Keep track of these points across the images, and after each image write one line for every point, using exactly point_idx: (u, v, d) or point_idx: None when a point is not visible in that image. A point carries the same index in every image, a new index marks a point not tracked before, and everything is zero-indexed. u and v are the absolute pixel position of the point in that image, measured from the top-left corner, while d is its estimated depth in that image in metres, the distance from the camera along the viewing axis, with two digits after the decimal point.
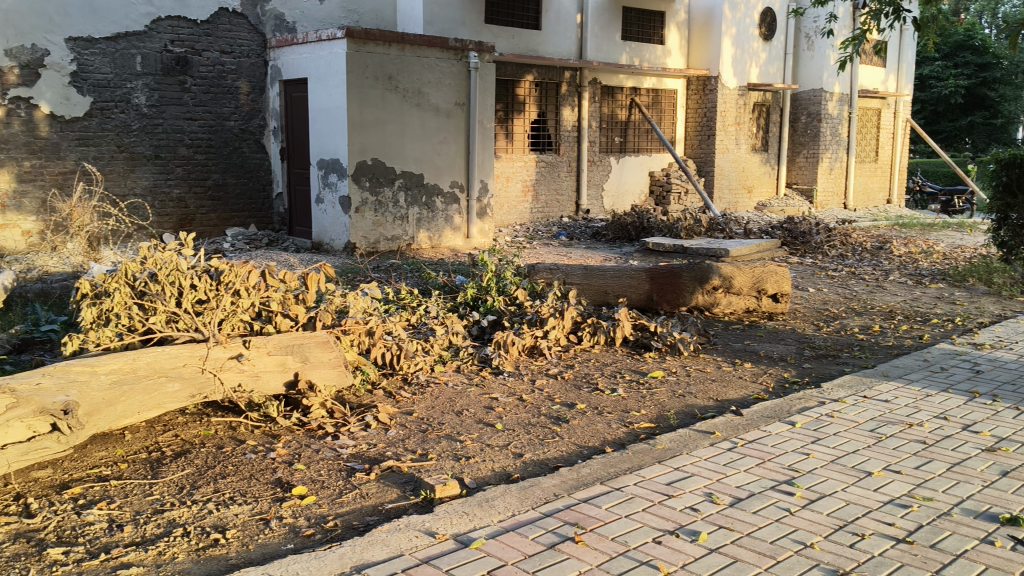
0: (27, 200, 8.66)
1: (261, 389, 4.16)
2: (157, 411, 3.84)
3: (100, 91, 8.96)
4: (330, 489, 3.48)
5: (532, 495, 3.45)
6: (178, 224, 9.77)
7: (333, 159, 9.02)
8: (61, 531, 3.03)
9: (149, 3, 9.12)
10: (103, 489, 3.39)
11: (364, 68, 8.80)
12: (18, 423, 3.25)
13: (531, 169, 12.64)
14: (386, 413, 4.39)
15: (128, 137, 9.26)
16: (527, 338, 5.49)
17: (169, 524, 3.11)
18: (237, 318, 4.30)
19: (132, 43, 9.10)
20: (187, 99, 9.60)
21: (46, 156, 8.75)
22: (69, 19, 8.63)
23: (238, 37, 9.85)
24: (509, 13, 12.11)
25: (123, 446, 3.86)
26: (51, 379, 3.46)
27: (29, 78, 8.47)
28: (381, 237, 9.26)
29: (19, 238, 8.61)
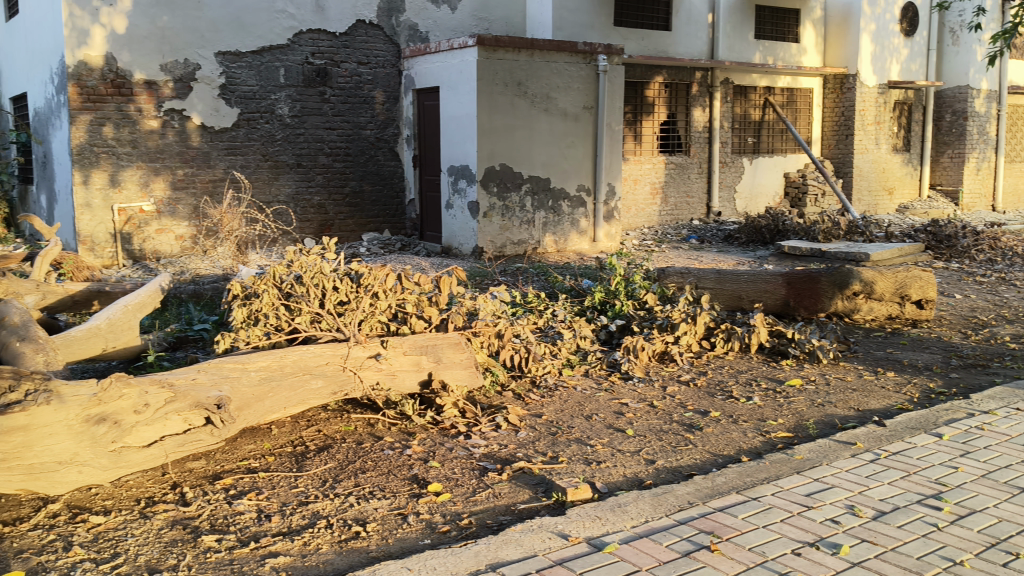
0: (180, 207, 9.20)
1: (397, 388, 4.27)
2: (301, 407, 4.01)
3: (247, 102, 9.40)
4: (464, 488, 3.53)
5: (666, 502, 3.40)
6: (317, 230, 10.15)
7: (462, 165, 9.18)
8: (214, 519, 3.19)
9: (291, 17, 9.53)
10: (252, 480, 3.55)
11: (494, 74, 8.93)
12: (176, 416, 3.46)
13: (660, 172, 12.50)
14: (517, 414, 4.41)
15: (272, 147, 9.68)
16: (658, 343, 5.41)
17: (313, 516, 3.22)
18: (375, 318, 4.43)
19: (276, 56, 9.52)
20: (327, 109, 9.96)
21: (198, 165, 9.25)
22: (219, 35, 9.11)
23: (374, 48, 10.16)
24: (639, 15, 12.06)
25: (270, 440, 4.03)
26: (205, 375, 3.68)
27: (182, 91, 8.98)
28: (508, 241, 9.35)
29: (173, 242, 9.20)
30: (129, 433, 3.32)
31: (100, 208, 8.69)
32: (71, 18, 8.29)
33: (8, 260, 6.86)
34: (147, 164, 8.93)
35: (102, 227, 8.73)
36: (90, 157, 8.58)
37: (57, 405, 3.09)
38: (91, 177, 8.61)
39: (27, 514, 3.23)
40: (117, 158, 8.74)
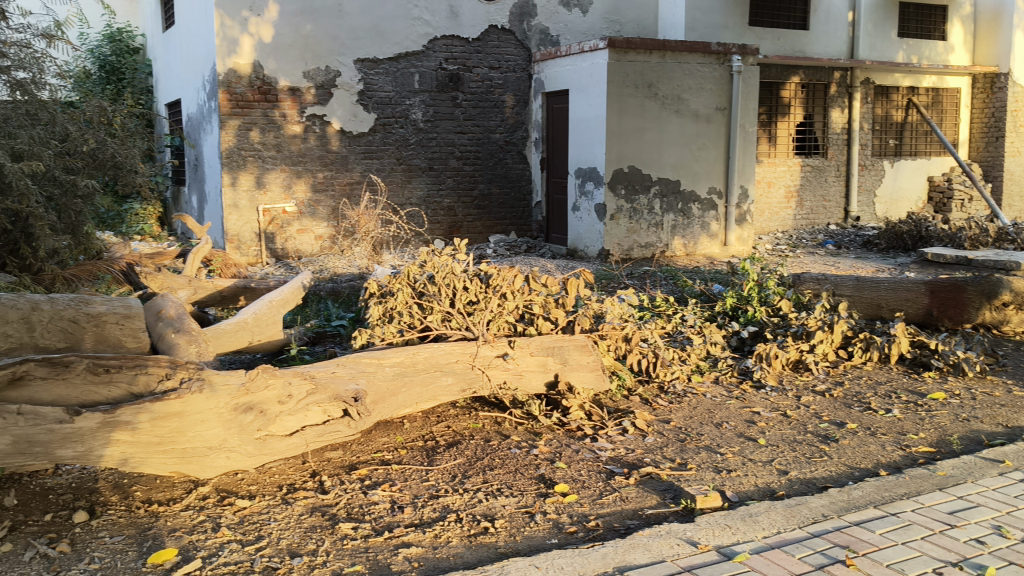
0: (320, 208, 9.58)
1: (524, 387, 4.31)
2: (432, 403, 4.12)
3: (383, 108, 9.70)
4: (591, 489, 3.54)
5: (799, 514, 3.31)
6: (447, 231, 10.36)
7: (590, 167, 9.18)
8: (351, 507, 3.31)
9: (427, 24, 9.77)
10: (386, 472, 3.66)
11: (625, 76, 8.90)
12: (316, 407, 3.63)
13: (795, 175, 12.15)
14: (644, 419, 4.37)
15: (406, 150, 9.94)
16: (792, 352, 5.27)
17: (443, 509, 3.30)
18: (502, 319, 4.46)
19: (411, 62, 9.77)
20: (459, 114, 10.16)
21: (337, 169, 9.60)
22: (358, 42, 9.42)
23: (506, 53, 10.30)
24: (775, 14, 11.78)
25: (402, 434, 4.15)
26: (343, 369, 3.84)
27: (323, 97, 9.34)
28: (635, 244, 9.29)
29: (313, 242, 9.59)
30: (273, 422, 3.50)
31: (247, 209, 9.13)
32: (222, 28, 8.71)
33: (164, 257, 7.34)
34: (290, 167, 9.32)
35: (248, 227, 9.17)
36: (238, 160, 9.02)
37: (209, 393, 3.30)
38: (239, 179, 9.04)
39: (179, 495, 3.44)
40: (262, 161, 9.16)
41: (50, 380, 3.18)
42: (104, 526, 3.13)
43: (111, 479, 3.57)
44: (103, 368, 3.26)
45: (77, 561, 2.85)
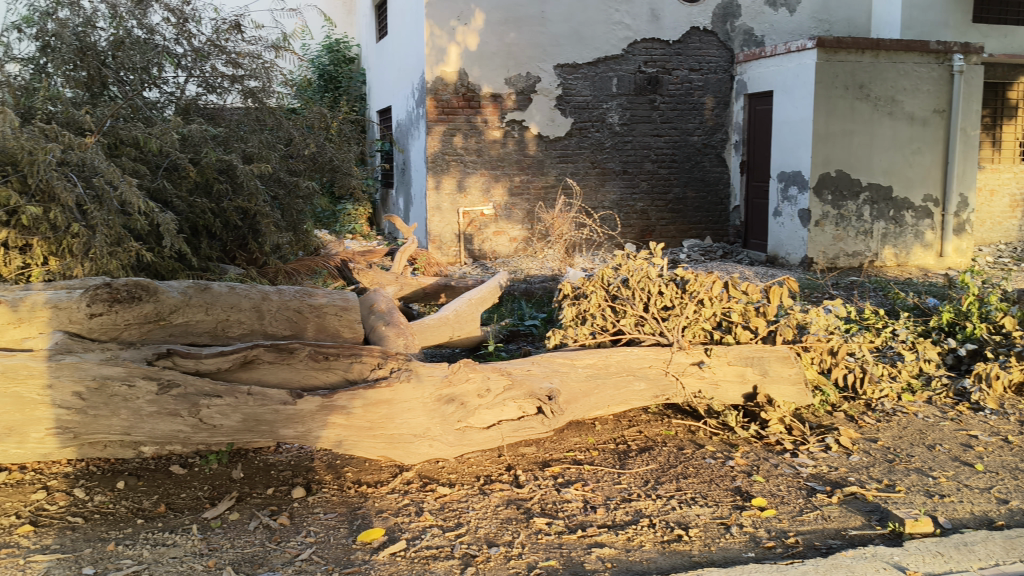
0: (516, 211, 9.80)
1: (720, 398, 4.22)
2: (624, 407, 4.14)
3: (580, 112, 9.80)
4: (791, 506, 3.42)
5: (1021, 547, 3.06)
6: (639, 235, 10.32)
7: (794, 172, 8.88)
8: (545, 503, 3.37)
9: (628, 28, 9.77)
10: (579, 471, 3.71)
11: (834, 77, 8.54)
12: (512, 402, 3.76)
13: (1021, 182, 11.25)
14: (848, 436, 4.19)
15: (601, 154, 9.99)
16: (1015, 373, 4.90)
17: (636, 513, 3.29)
18: (698, 326, 4.31)
19: (610, 67, 9.81)
20: (656, 117, 10.11)
21: (533, 172, 9.78)
22: (559, 48, 9.56)
23: (708, 54, 10.12)
24: (1003, 10, 10.90)
25: (594, 435, 4.18)
26: (539, 367, 3.95)
27: (523, 103, 9.56)
28: (841, 252, 8.89)
29: (507, 244, 9.83)
30: (473, 414, 3.68)
31: (448, 211, 9.51)
32: (431, 37, 9.10)
33: (374, 254, 7.78)
34: (489, 171, 9.60)
35: (449, 228, 9.55)
36: (442, 164, 9.40)
37: (415, 382, 3.57)
38: (442, 183, 9.43)
39: (385, 478, 3.64)
40: (464, 165, 9.49)
41: (277, 364, 3.56)
42: (319, 503, 3.36)
43: (325, 459, 3.83)
44: (323, 355, 3.59)
45: (295, 534, 3.08)
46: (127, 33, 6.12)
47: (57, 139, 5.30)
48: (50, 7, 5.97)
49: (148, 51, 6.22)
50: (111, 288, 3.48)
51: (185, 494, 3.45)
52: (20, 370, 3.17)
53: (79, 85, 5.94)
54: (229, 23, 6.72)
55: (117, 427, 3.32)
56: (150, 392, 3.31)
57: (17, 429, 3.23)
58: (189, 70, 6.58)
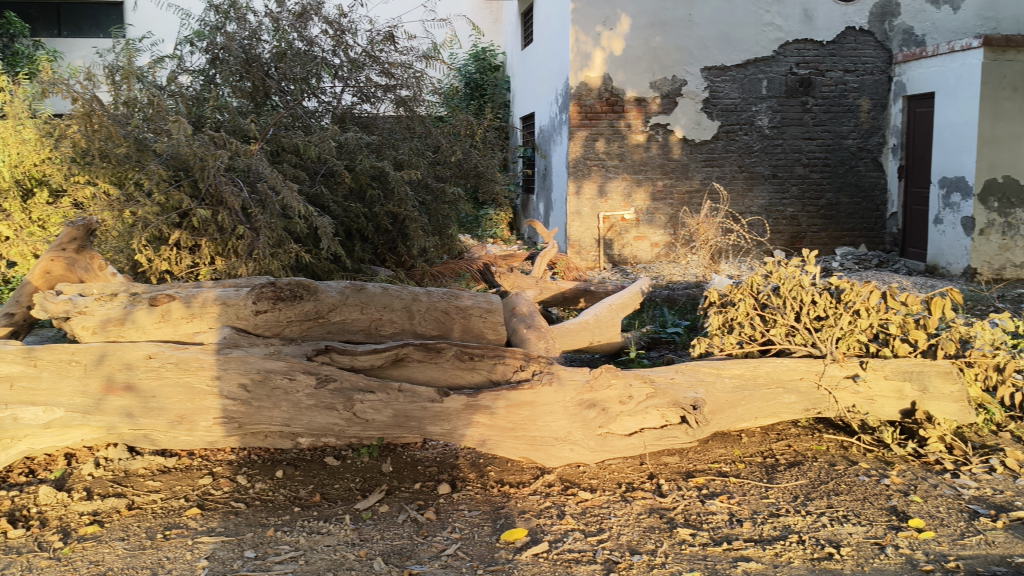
0: (658, 215, 9.73)
1: (875, 413, 4.04)
2: (772, 419, 4.07)
3: (728, 115, 9.62)
4: (951, 528, 3.25)
5: None
6: (788, 242, 10.02)
7: (957, 177, 8.44)
8: (688, 514, 3.32)
9: (779, 29, 9.53)
10: (724, 483, 3.64)
11: (1001, 77, 8.04)
12: (655, 411, 3.73)
13: None
14: (1016, 458, 3.93)
15: (750, 158, 9.77)
16: None
17: (785, 528, 3.21)
18: (854, 337, 4.13)
19: (760, 69, 9.59)
20: (808, 120, 9.81)
21: (677, 177, 9.68)
22: (706, 51, 9.43)
23: (864, 55, 9.74)
24: None
25: (740, 447, 4.09)
26: (683, 376, 3.92)
27: (667, 107, 9.47)
28: (1008, 263, 8.36)
29: (649, 249, 9.76)
30: (614, 420, 3.68)
31: (589, 216, 9.56)
32: (576, 43, 9.18)
33: (515, 258, 7.84)
34: (632, 176, 9.57)
35: (588, 233, 9.59)
36: (584, 169, 9.48)
37: (557, 386, 3.63)
38: (583, 188, 9.50)
39: (528, 479, 3.69)
40: (606, 170, 9.53)
41: (426, 363, 3.77)
42: (463, 500, 3.47)
43: (469, 458, 3.93)
44: (469, 356, 3.76)
45: (441, 529, 3.19)
46: (289, 46, 6.56)
47: (226, 146, 5.77)
48: (220, 21, 6.58)
49: (308, 62, 6.63)
50: (276, 288, 3.85)
51: (337, 485, 3.68)
52: (192, 362, 3.55)
53: (245, 95, 6.58)
54: (383, 34, 6.96)
55: (278, 418, 3.61)
56: (309, 386, 3.59)
57: (188, 417, 3.58)
58: (345, 80, 6.93)
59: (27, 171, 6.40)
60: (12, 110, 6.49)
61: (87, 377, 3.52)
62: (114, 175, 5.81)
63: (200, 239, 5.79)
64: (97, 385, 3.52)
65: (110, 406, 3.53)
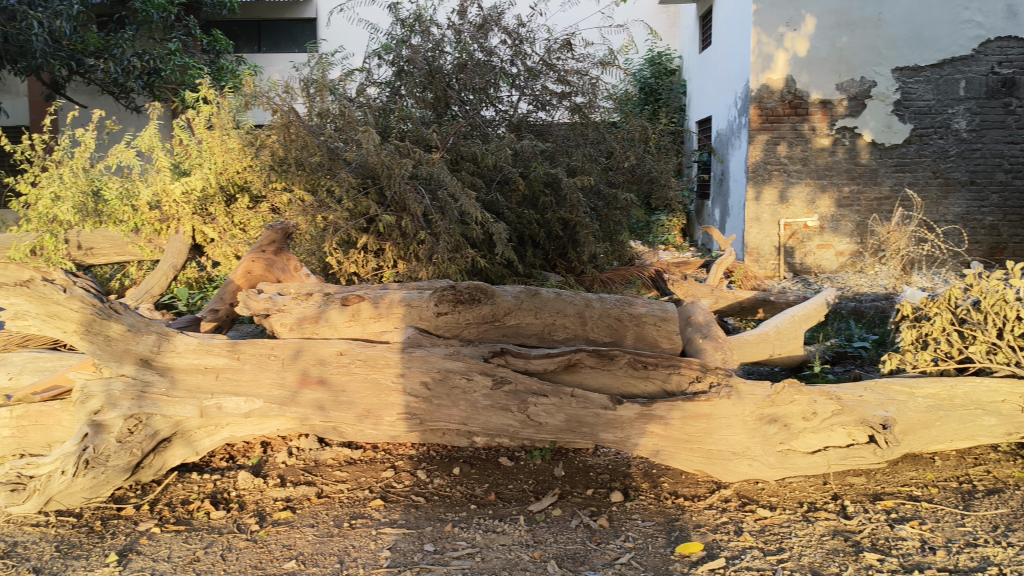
0: (843, 223, 9.33)
1: None
2: (970, 443, 3.82)
3: (921, 117, 9.09)
4: None
5: None
6: (988, 253, 9.34)
7: None
8: (876, 538, 3.17)
9: (979, 26, 8.92)
10: (915, 508, 3.44)
11: None
12: (841, 429, 3.59)
13: None
14: None
15: (945, 163, 9.19)
16: None
17: (983, 560, 2.98)
18: None
19: (957, 69, 9.01)
20: (1012, 122, 9.11)
21: (864, 182, 9.24)
22: (897, 51, 8.97)
23: None
24: None
25: (933, 471, 3.86)
26: (872, 394, 3.74)
27: (855, 109, 9.09)
28: None
29: (833, 258, 9.41)
30: (796, 437, 3.58)
31: (768, 222, 9.38)
32: (758, 45, 9.09)
33: (689, 266, 7.73)
34: (815, 181, 9.26)
35: (768, 241, 9.41)
36: (764, 174, 9.32)
37: (735, 400, 3.57)
38: (763, 193, 9.34)
39: (703, 493, 3.64)
40: (788, 175, 9.29)
41: (598, 369, 3.81)
42: (637, 509, 3.46)
43: (642, 467, 3.93)
44: (642, 364, 3.76)
45: (615, 537, 3.19)
46: (469, 57, 6.78)
47: (410, 155, 6.04)
48: (406, 35, 6.95)
49: (488, 73, 6.79)
50: (456, 291, 3.99)
51: (512, 486, 3.76)
52: (380, 359, 3.77)
53: (427, 105, 6.84)
54: (561, 42, 7.02)
55: (457, 416, 3.76)
56: (485, 387, 3.71)
57: (374, 411, 3.79)
58: (521, 89, 7.00)
59: (231, 178, 6.84)
60: (218, 121, 6.98)
61: (284, 369, 3.81)
62: (308, 182, 6.36)
63: (385, 243, 6.14)
64: (293, 378, 3.80)
65: (304, 399, 3.79)
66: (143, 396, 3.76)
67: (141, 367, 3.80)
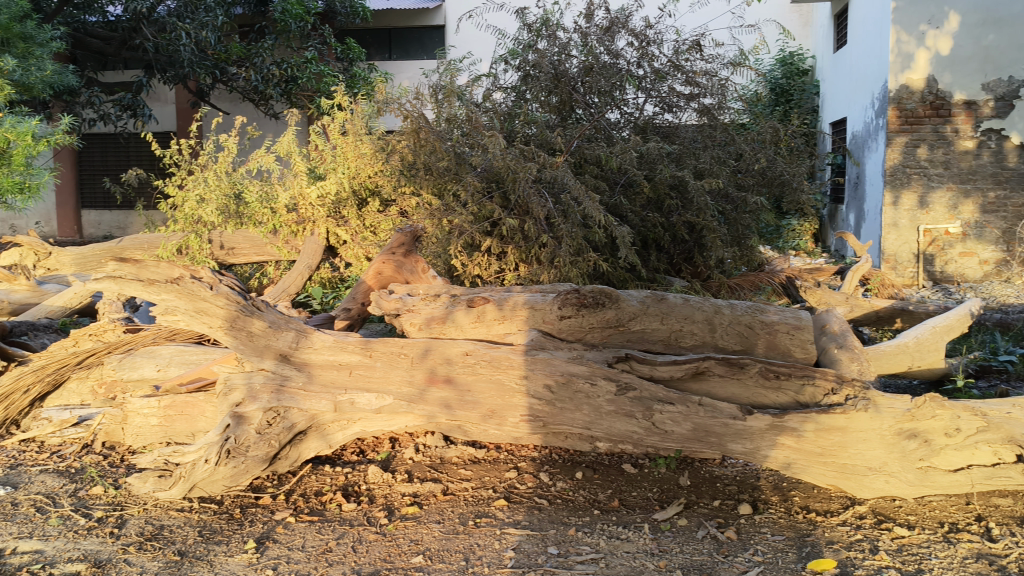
0: (988, 230, 8.83)
1: None
2: None
3: None
4: None
5: None
6: None
7: None
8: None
9: None
10: None
11: None
12: (986, 446, 3.39)
13: None
14: None
15: None
16: None
17: None
18: None
19: None
20: None
21: (1012, 187, 8.72)
22: None
23: None
24: None
25: None
26: (1021, 411, 3.49)
27: (1003, 110, 8.58)
28: None
29: (976, 267, 8.89)
30: (938, 454, 3.40)
31: (907, 228, 8.95)
32: (897, 43, 8.77)
33: (822, 272, 7.47)
34: (958, 185, 8.80)
35: (906, 247, 8.99)
36: (902, 178, 8.91)
37: (873, 413, 3.44)
38: (901, 198, 8.93)
39: (836, 509, 3.48)
40: (928, 179, 8.85)
41: (727, 379, 3.73)
42: (766, 523, 3.37)
43: (772, 479, 3.82)
44: (774, 374, 3.67)
45: (743, 550, 3.11)
46: (596, 60, 6.77)
47: (535, 159, 6.08)
48: (532, 39, 7.01)
49: (613, 75, 6.75)
50: (580, 294, 3.95)
51: (636, 493, 3.72)
52: (504, 361, 3.84)
53: (552, 109, 6.88)
54: (690, 43, 6.96)
55: (580, 421, 3.75)
56: (610, 392, 3.70)
57: (498, 412, 3.83)
58: (648, 91, 6.98)
59: (363, 182, 7.07)
60: (352, 128, 7.20)
61: (413, 368, 3.93)
62: (435, 187, 6.53)
63: (507, 246, 6.18)
64: (422, 377, 3.90)
65: (431, 397, 3.87)
66: (282, 390, 3.92)
67: (280, 362, 4.00)
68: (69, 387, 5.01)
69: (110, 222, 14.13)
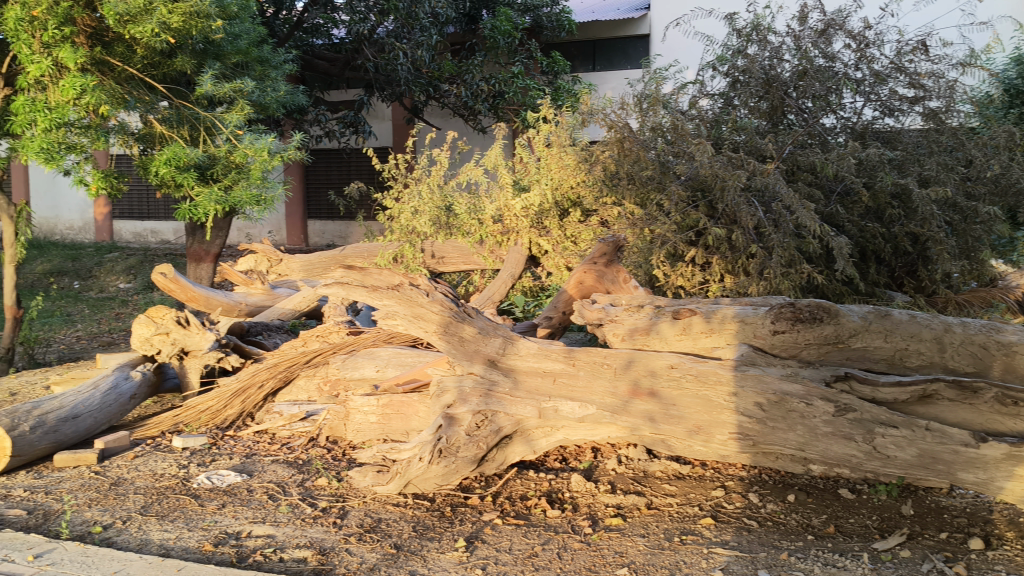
0: None
1: None
2: None
3: None
4: None
5: None
6: None
7: None
8: None
9: None
10: None
11: None
12: None
13: None
14: None
15: None
16: None
17: None
18: None
19: None
20: None
21: None
22: None
23: None
24: None
25: None
26: None
27: None
28: None
29: None
30: None
31: None
32: None
33: None
34: None
35: None
36: None
37: None
38: None
39: None
40: None
41: (958, 403, 3.49)
42: (1001, 560, 3.10)
43: (1006, 513, 3.52)
44: (1011, 400, 3.40)
45: None
46: (811, 64, 6.54)
47: (744, 167, 5.95)
48: (742, 45, 6.87)
49: (829, 79, 6.54)
50: (795, 308, 3.80)
51: (853, 520, 3.54)
52: (711, 376, 3.76)
53: (762, 115, 6.70)
54: (914, 43, 6.62)
55: (793, 441, 3.62)
56: (827, 413, 3.55)
57: (705, 428, 3.75)
58: (867, 95, 6.66)
59: (565, 193, 7.14)
60: (557, 139, 7.28)
61: (617, 379, 3.93)
62: (638, 197, 6.53)
63: (712, 257, 6.04)
64: (625, 388, 3.90)
65: (635, 409, 3.86)
66: (490, 395, 4.06)
67: (488, 367, 4.13)
68: (299, 384, 5.45)
69: (334, 232, 15.01)
